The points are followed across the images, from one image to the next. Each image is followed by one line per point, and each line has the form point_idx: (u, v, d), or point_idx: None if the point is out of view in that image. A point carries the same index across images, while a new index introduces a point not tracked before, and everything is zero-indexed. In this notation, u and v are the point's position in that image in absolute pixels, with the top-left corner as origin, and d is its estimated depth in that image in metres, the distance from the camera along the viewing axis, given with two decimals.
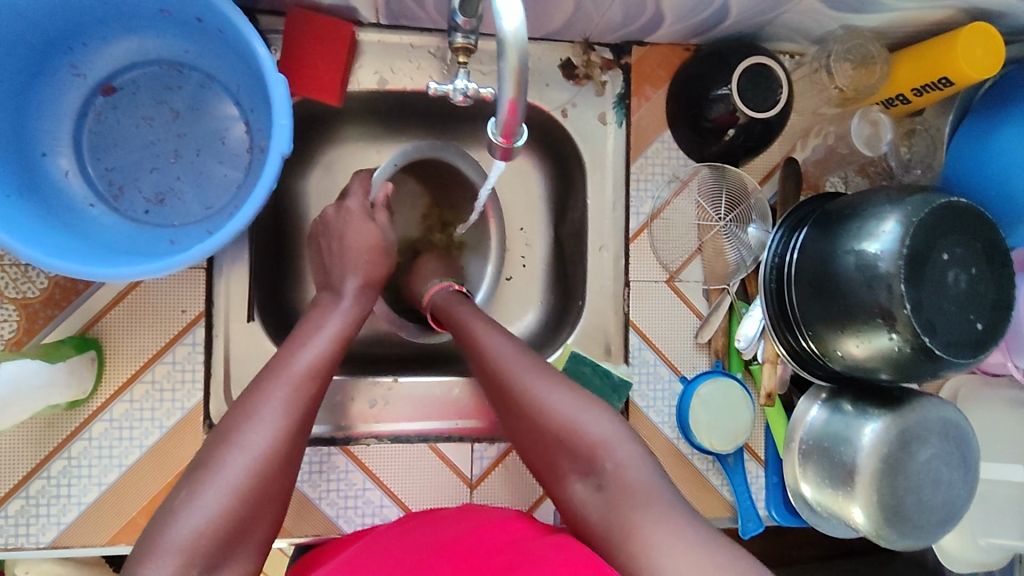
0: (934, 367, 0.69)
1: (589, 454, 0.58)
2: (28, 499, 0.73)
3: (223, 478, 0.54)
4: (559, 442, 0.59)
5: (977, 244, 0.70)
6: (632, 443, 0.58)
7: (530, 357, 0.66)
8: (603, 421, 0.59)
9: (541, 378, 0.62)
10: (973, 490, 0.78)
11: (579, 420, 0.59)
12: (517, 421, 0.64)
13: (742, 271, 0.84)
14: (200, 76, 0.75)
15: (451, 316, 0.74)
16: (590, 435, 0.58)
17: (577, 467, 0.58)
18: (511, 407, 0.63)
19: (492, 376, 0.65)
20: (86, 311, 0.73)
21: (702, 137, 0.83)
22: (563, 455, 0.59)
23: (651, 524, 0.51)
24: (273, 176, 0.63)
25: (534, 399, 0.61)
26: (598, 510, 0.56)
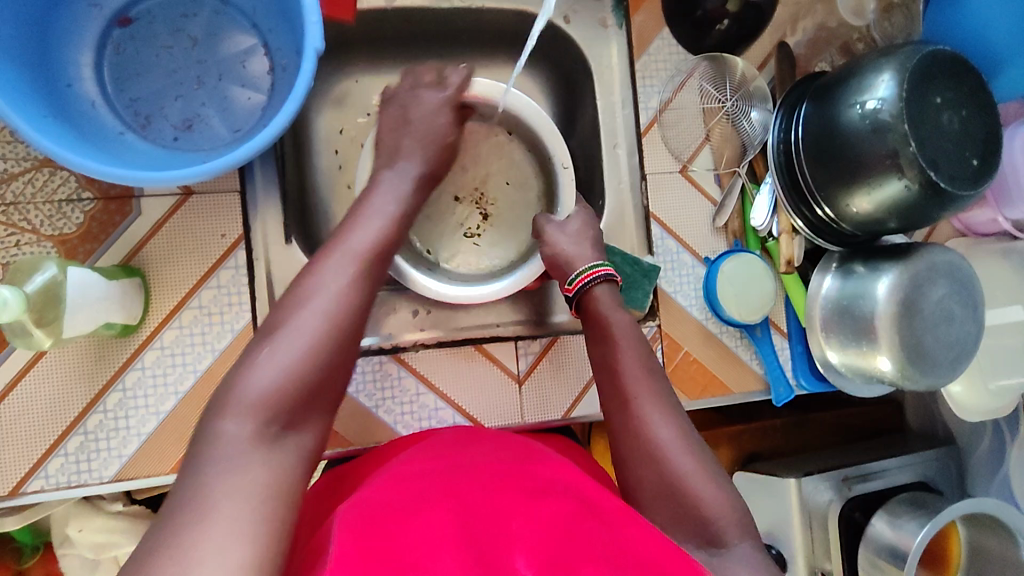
0: (940, 204, 0.74)
1: (706, 525, 0.59)
2: (87, 434, 0.72)
3: (299, 334, 0.53)
4: (676, 498, 0.61)
5: (965, 88, 0.76)
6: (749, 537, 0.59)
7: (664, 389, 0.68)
8: (720, 489, 0.61)
9: (664, 424, 0.64)
10: (979, 327, 0.85)
11: (701, 482, 0.61)
12: (627, 461, 0.65)
13: (750, 152, 0.89)
14: (215, 2, 0.76)
15: (602, 320, 0.73)
16: (709, 503, 0.60)
17: (689, 531, 0.60)
18: (627, 440, 0.65)
19: (627, 412, 0.66)
20: (126, 241, 0.73)
21: (700, 29, 0.88)
22: (675, 506, 0.61)
23: None
24: (311, 73, 0.64)
25: (662, 447, 0.63)
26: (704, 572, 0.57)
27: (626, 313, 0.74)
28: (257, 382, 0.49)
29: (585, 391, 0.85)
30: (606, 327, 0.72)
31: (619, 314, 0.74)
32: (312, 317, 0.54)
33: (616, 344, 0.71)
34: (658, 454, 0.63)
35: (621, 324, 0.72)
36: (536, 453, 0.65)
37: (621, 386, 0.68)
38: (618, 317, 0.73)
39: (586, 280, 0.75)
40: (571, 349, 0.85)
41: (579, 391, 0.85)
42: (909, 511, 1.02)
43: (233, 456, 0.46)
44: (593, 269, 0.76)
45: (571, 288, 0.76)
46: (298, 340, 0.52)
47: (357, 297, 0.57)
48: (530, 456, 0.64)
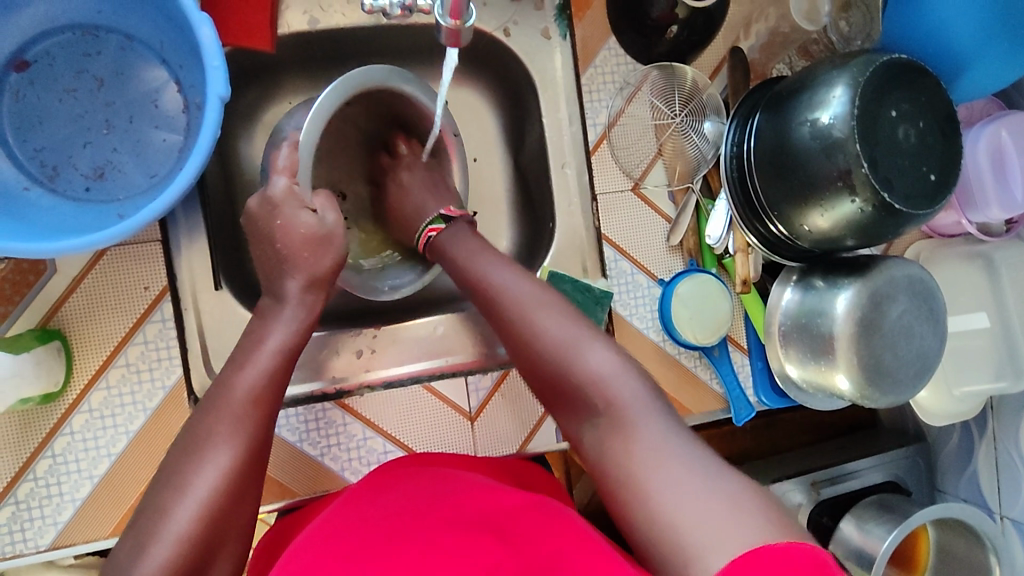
0: (896, 223, 0.71)
1: (596, 391, 0.61)
2: (18, 504, 0.70)
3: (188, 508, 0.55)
4: (561, 379, 0.63)
5: (923, 98, 0.72)
6: (641, 385, 0.60)
7: (518, 272, 0.70)
8: (605, 354, 0.62)
9: (523, 294, 0.68)
10: (941, 339, 0.83)
11: (584, 354, 0.62)
12: (517, 350, 0.68)
13: (703, 167, 0.86)
14: (119, 38, 0.70)
15: (448, 254, 0.75)
16: (595, 370, 0.61)
17: (576, 405, 0.63)
18: (502, 327, 0.68)
19: (493, 305, 0.69)
20: (43, 302, 0.70)
21: (647, 38, 0.84)
22: (565, 381, 0.63)
23: (635, 456, 0.55)
24: (215, 124, 0.60)
25: (531, 325, 0.65)
26: (603, 447, 0.59)
27: (473, 240, 0.75)
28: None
29: (540, 425, 0.83)
30: (461, 258, 0.73)
31: (471, 241, 0.75)
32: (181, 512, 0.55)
33: (467, 256, 0.73)
34: (538, 348, 0.64)
35: (464, 249, 0.74)
36: (451, 482, 0.66)
37: (486, 296, 0.70)
38: (461, 243, 0.75)
39: (425, 238, 0.79)
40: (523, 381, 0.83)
41: (533, 424, 0.82)
42: (876, 516, 1.01)
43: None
44: (428, 226, 0.79)
45: (421, 244, 0.80)
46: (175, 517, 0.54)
47: (241, 461, 0.59)
48: (450, 483, 0.65)
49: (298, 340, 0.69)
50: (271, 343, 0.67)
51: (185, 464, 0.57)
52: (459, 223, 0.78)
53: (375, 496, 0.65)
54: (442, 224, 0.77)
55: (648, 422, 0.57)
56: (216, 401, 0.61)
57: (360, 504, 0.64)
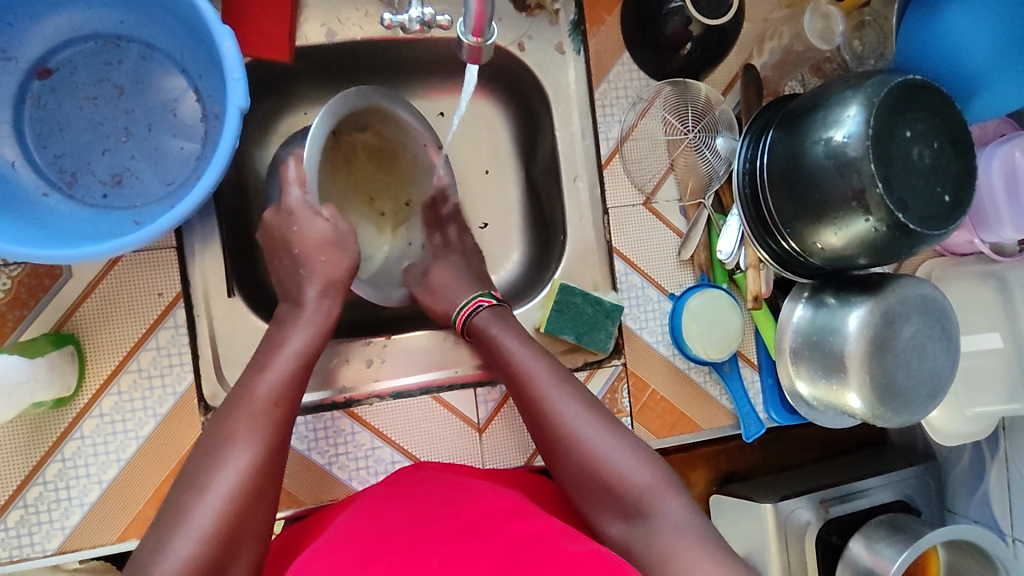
0: (910, 243, 0.71)
1: (635, 499, 0.63)
2: (26, 508, 0.70)
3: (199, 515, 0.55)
4: (601, 483, 0.65)
5: (938, 118, 0.72)
6: (677, 494, 0.63)
7: (556, 368, 0.72)
8: (640, 460, 0.65)
9: (561, 391, 0.70)
10: (954, 359, 0.83)
11: (618, 459, 0.65)
12: (551, 450, 0.69)
13: (716, 182, 0.85)
14: (140, 47, 0.71)
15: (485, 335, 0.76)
16: (633, 475, 0.64)
17: (614, 508, 0.64)
18: (539, 425, 0.69)
19: (531, 405, 0.70)
20: (58, 307, 0.70)
21: (661, 54, 0.83)
22: (604, 486, 0.64)
23: (678, 551, 0.57)
24: (234, 134, 0.61)
25: (570, 427, 0.67)
26: (641, 549, 0.60)
27: (512, 326, 0.76)
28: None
29: None
30: (501, 341, 0.74)
31: (510, 328, 0.76)
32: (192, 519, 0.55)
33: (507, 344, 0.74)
34: (576, 453, 0.66)
35: (502, 335, 0.75)
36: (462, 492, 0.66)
37: (522, 389, 0.71)
38: (500, 328, 0.75)
39: (466, 313, 0.79)
40: None
41: None
42: (886, 536, 1.00)
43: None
44: (475, 298, 0.80)
45: (458, 323, 0.79)
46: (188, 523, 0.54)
47: (252, 469, 0.59)
48: (459, 494, 0.66)
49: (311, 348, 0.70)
50: (283, 351, 0.67)
51: (198, 472, 0.57)
52: (502, 308, 0.79)
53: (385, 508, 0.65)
54: (493, 302, 0.79)
55: (693, 532, 0.59)
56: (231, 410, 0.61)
57: (371, 515, 0.64)
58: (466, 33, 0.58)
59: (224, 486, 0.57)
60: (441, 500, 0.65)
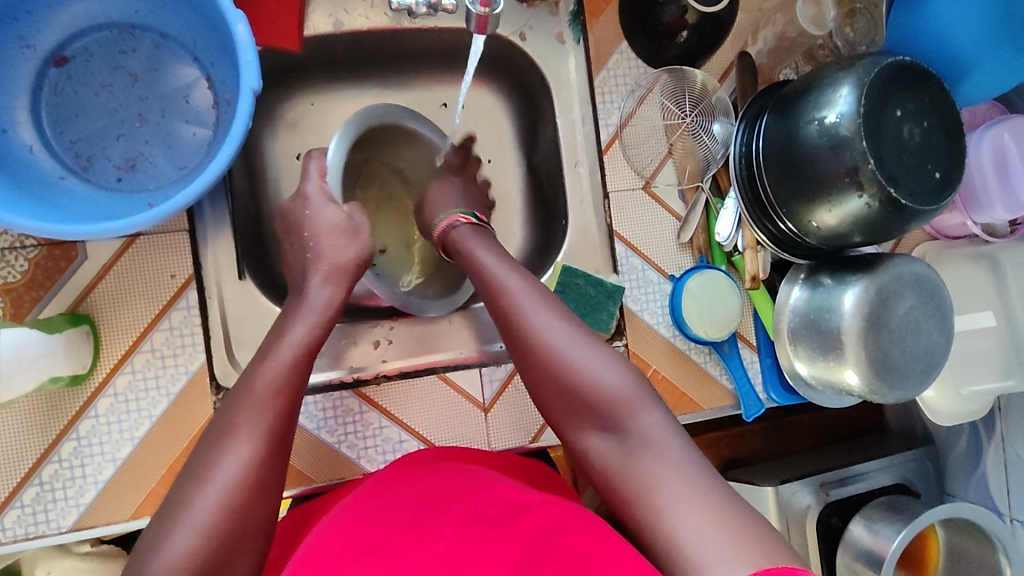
0: (903, 219, 0.73)
1: (613, 412, 0.61)
2: (42, 486, 0.71)
3: (215, 482, 0.57)
4: (581, 397, 0.63)
5: (927, 98, 0.74)
6: (657, 409, 0.61)
7: (539, 286, 0.70)
8: (616, 370, 0.63)
9: (540, 308, 0.67)
10: (948, 336, 0.85)
11: (594, 369, 0.63)
12: (528, 368, 0.67)
13: (713, 166, 0.88)
14: (153, 36, 0.73)
15: (467, 254, 0.75)
16: (609, 390, 0.62)
17: (595, 423, 0.62)
18: (515, 345, 0.67)
19: (509, 322, 0.68)
20: (73, 288, 0.72)
21: (658, 42, 0.86)
22: (585, 401, 0.62)
23: (659, 473, 0.56)
24: (248, 115, 0.63)
25: (551, 344, 0.64)
26: (617, 467, 0.59)
27: (492, 243, 0.76)
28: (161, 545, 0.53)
29: None
30: (477, 260, 0.73)
31: (488, 251, 0.74)
32: (209, 488, 0.57)
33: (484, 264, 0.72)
34: (558, 375, 0.64)
35: (481, 252, 0.73)
36: (470, 473, 0.66)
37: (497, 303, 0.69)
38: (479, 248, 0.74)
39: (449, 227, 0.79)
40: None
41: None
42: (886, 516, 1.01)
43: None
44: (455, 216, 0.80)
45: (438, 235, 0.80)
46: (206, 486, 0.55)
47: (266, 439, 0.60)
48: (467, 475, 0.66)
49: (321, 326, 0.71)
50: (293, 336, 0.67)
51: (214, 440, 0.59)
52: (483, 228, 0.78)
53: (388, 490, 0.66)
54: (472, 220, 0.79)
55: (673, 446, 0.58)
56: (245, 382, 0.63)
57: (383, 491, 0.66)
58: (474, 3, 0.60)
59: (239, 455, 0.59)
60: (447, 479, 0.66)
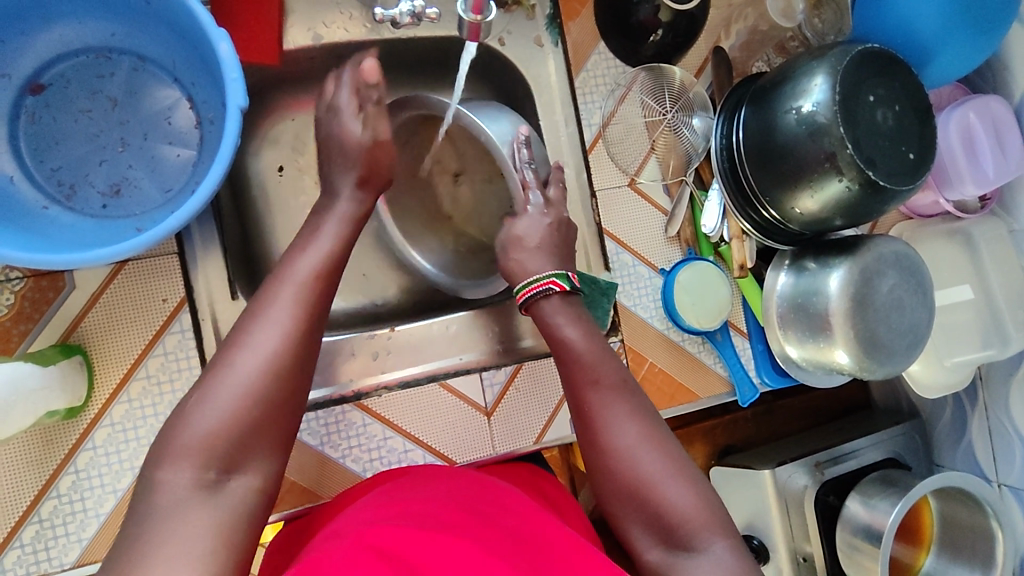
0: (882, 200, 0.76)
1: (679, 533, 0.61)
2: (42, 523, 0.69)
3: None
4: (650, 506, 0.63)
5: (898, 83, 0.77)
6: (724, 536, 0.61)
7: (617, 379, 0.69)
8: (689, 491, 0.62)
9: (619, 405, 0.67)
10: (930, 309, 0.87)
11: (669, 488, 0.62)
12: (599, 466, 0.66)
13: (695, 160, 0.89)
14: (131, 58, 0.72)
15: (550, 329, 0.72)
16: (679, 511, 0.61)
17: (661, 535, 0.62)
18: (588, 437, 0.67)
19: (588, 421, 0.68)
20: (63, 319, 0.70)
21: (633, 40, 0.87)
22: (655, 513, 0.62)
23: None
24: (236, 133, 0.62)
25: (627, 451, 0.65)
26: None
27: (576, 319, 0.72)
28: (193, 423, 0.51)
29: (555, 416, 0.85)
30: (557, 336, 0.72)
31: (570, 323, 0.72)
32: None
33: (569, 350, 0.70)
34: (632, 485, 0.63)
35: (570, 334, 0.71)
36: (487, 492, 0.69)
37: (579, 395, 0.69)
38: (564, 324, 0.72)
39: (536, 291, 0.74)
40: (536, 374, 0.85)
41: (550, 414, 0.85)
42: (880, 491, 1.04)
43: (170, 508, 0.47)
44: (547, 279, 0.73)
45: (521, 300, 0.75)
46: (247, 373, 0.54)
47: None
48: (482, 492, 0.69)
49: (342, 253, 0.65)
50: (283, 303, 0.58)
51: None
52: (574, 295, 0.74)
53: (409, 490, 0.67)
54: (566, 288, 0.73)
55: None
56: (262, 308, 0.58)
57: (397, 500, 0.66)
58: (467, 10, 0.61)
59: None
60: (465, 499, 0.66)
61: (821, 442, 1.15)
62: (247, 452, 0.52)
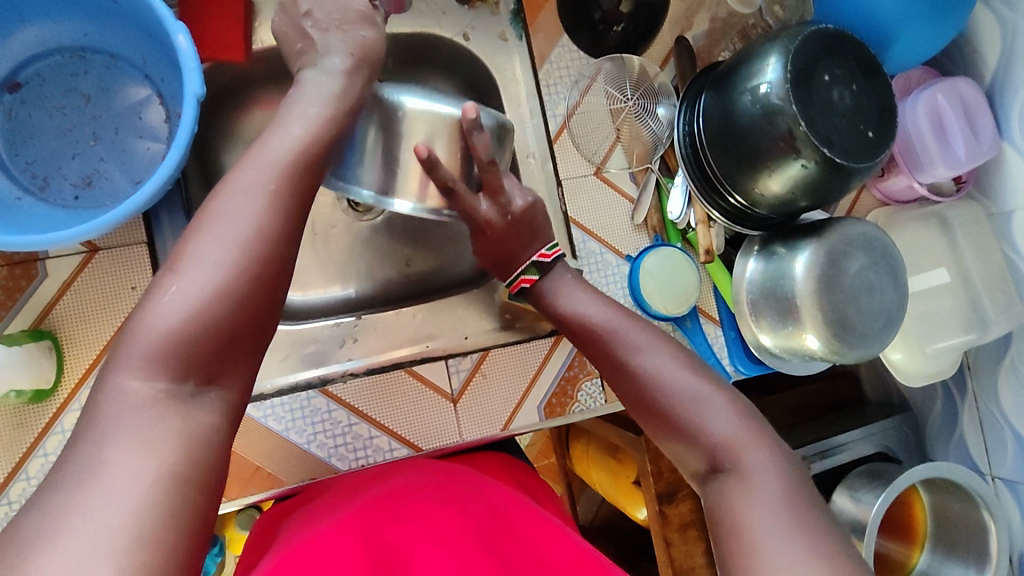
0: (841, 178, 0.75)
1: (719, 449, 0.63)
2: (11, 505, 0.71)
3: None
4: (687, 429, 0.66)
5: (853, 62, 0.77)
6: (762, 445, 0.63)
7: (636, 323, 0.74)
8: (725, 410, 0.65)
9: (643, 346, 0.71)
10: (902, 292, 0.86)
11: (705, 411, 0.65)
12: (635, 402, 0.70)
13: (660, 147, 0.90)
14: (104, 57, 0.76)
15: (558, 301, 0.78)
16: (716, 430, 0.64)
17: (704, 454, 0.64)
18: (619, 379, 0.72)
19: (619, 365, 0.72)
20: (34, 306, 0.73)
21: (597, 33, 0.89)
22: (694, 437, 0.65)
23: (757, 518, 0.57)
24: (193, 119, 0.65)
25: (659, 382, 0.68)
26: (715, 493, 0.62)
27: (580, 289, 0.78)
28: (157, 322, 0.48)
29: (521, 404, 0.85)
30: (566, 307, 0.77)
31: (573, 290, 0.79)
32: None
33: (584, 313, 0.76)
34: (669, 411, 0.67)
35: (577, 301, 0.77)
36: (458, 477, 0.69)
37: (604, 346, 0.73)
38: (569, 293, 0.78)
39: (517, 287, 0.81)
40: (503, 361, 0.86)
41: (517, 400, 0.85)
42: (866, 484, 1.01)
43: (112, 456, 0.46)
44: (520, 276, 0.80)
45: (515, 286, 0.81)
46: (216, 278, 0.50)
47: None
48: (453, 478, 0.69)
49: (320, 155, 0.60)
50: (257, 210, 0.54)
51: None
52: (560, 272, 0.80)
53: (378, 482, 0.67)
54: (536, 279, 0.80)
55: (774, 485, 0.59)
56: (229, 202, 0.54)
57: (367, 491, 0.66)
58: None
59: None
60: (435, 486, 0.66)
61: (808, 436, 1.13)
62: (224, 366, 0.51)
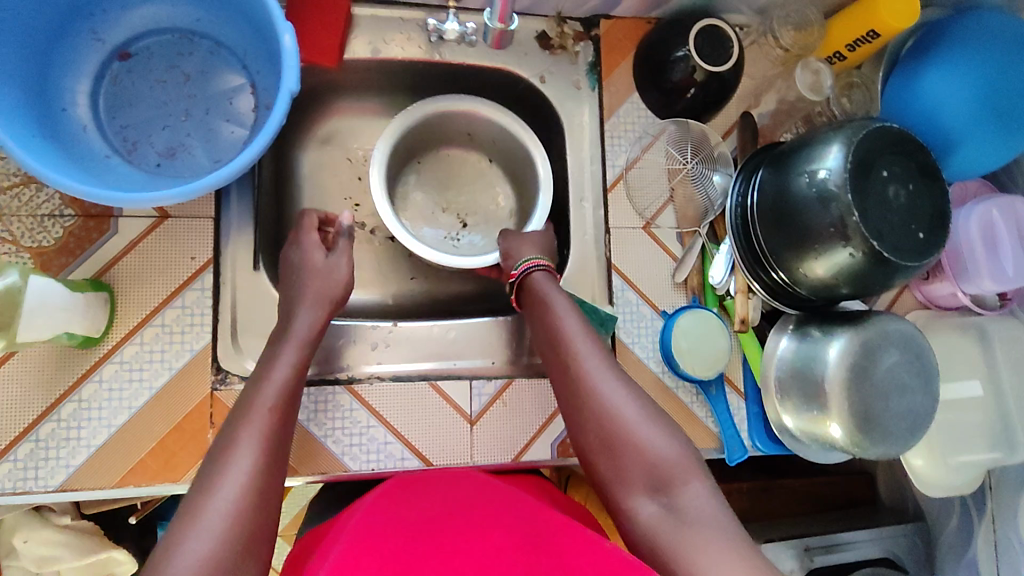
0: (886, 272, 0.76)
1: (662, 473, 0.64)
2: (37, 442, 0.74)
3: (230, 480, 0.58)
4: (630, 451, 0.66)
5: (912, 163, 0.79)
6: (701, 476, 0.64)
7: (595, 338, 0.74)
8: (669, 439, 0.66)
9: (599, 366, 0.71)
10: (932, 396, 0.86)
11: (651, 437, 0.66)
12: (579, 417, 0.70)
13: (711, 213, 0.93)
14: (210, 43, 0.82)
15: (544, 301, 0.78)
16: (660, 452, 0.65)
17: (644, 479, 0.65)
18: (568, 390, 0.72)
19: (570, 376, 0.72)
20: (99, 259, 0.77)
21: (668, 97, 0.92)
22: (635, 462, 0.65)
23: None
24: (282, 113, 0.69)
25: (608, 404, 0.68)
26: (664, 527, 0.61)
27: (564, 298, 0.78)
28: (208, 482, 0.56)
29: (536, 438, 0.85)
30: (552, 311, 0.76)
31: (557, 295, 0.79)
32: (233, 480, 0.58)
33: (557, 317, 0.76)
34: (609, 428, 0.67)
35: (556, 302, 0.77)
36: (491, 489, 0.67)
37: (563, 355, 0.73)
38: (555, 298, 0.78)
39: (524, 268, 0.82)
40: (525, 392, 0.87)
41: (534, 432, 0.85)
42: None
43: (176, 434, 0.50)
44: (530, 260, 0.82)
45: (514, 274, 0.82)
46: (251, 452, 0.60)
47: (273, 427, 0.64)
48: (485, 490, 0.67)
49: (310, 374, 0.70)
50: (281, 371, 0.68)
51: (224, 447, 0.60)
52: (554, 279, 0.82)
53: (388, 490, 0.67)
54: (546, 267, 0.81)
55: (720, 523, 0.59)
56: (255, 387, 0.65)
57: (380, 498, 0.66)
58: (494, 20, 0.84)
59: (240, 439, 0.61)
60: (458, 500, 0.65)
61: (814, 527, 1.11)
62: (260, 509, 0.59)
